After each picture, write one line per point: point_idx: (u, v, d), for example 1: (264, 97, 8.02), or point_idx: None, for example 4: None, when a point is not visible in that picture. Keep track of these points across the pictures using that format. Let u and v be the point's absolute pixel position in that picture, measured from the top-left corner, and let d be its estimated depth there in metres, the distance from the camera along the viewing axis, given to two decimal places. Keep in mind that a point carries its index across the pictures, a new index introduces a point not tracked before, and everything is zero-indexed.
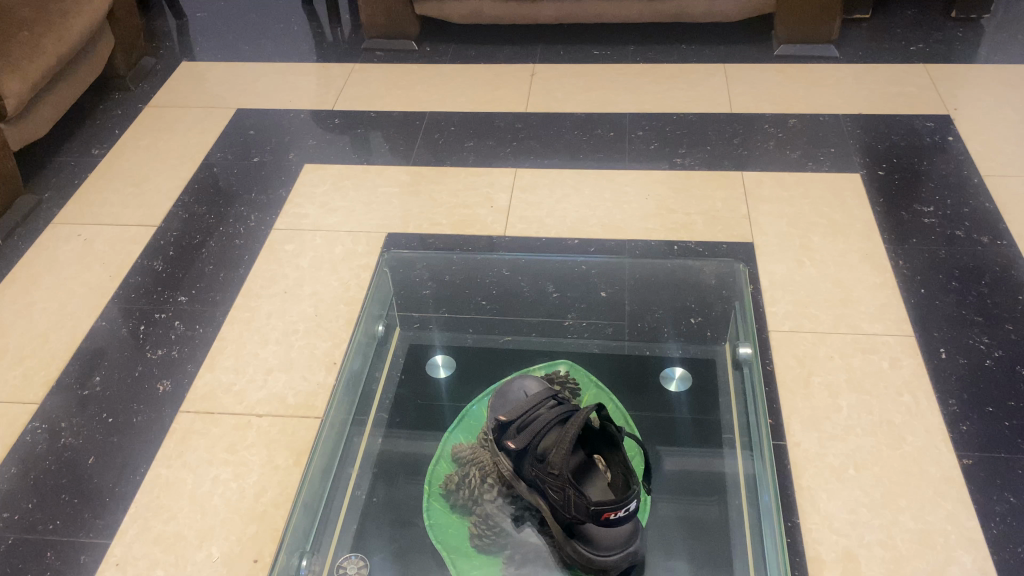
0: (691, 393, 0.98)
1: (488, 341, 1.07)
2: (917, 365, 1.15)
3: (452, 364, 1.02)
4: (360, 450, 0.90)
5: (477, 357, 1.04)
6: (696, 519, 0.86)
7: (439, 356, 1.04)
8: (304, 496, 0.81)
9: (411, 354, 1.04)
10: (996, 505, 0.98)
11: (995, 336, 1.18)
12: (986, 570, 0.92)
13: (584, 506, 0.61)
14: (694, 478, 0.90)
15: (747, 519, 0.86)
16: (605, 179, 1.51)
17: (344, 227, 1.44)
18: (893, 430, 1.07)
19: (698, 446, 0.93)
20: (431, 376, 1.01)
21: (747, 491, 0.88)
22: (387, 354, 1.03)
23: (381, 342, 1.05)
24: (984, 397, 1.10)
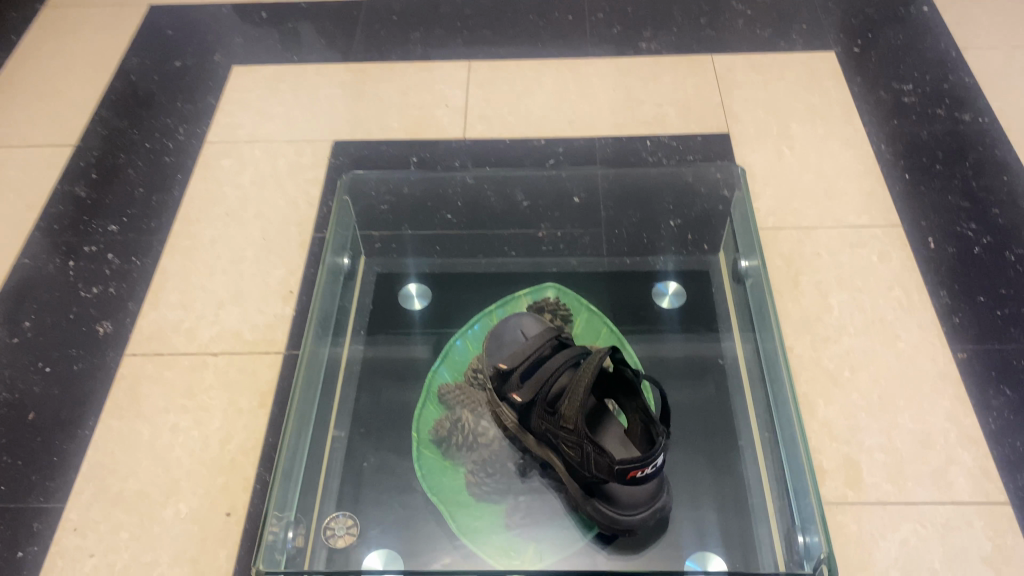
0: (682, 310, 0.98)
1: (460, 268, 1.04)
2: (906, 258, 1.10)
3: (427, 294, 1.02)
4: (339, 393, 0.87)
5: (450, 285, 1.03)
6: (699, 399, 0.89)
7: (412, 285, 1.02)
8: (288, 439, 0.75)
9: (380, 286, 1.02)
10: (993, 400, 0.96)
11: (982, 220, 1.14)
12: (987, 468, 0.91)
13: (607, 465, 0.54)
14: (690, 362, 0.92)
15: (756, 438, 0.84)
16: (567, 69, 1.39)
17: (286, 137, 1.31)
18: (885, 328, 1.03)
19: (692, 335, 0.95)
20: (405, 309, 1.00)
21: (745, 370, 0.90)
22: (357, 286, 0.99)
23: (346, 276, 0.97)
24: (975, 287, 1.07)
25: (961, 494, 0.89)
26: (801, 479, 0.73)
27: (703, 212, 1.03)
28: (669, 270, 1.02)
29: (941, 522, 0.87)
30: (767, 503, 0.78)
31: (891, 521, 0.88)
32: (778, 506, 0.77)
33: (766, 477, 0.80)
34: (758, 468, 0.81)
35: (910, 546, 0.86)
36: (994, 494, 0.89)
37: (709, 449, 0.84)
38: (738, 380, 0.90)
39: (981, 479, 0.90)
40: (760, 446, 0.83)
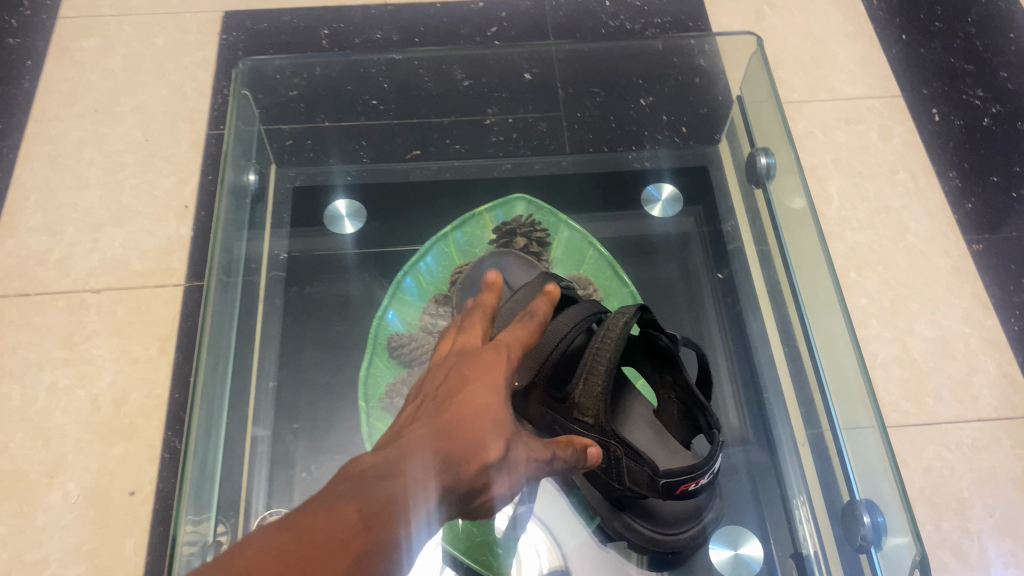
0: (676, 221, 0.84)
1: (394, 174, 0.86)
2: (909, 134, 0.96)
3: (363, 214, 0.83)
4: (253, 384, 0.72)
5: (384, 190, 0.85)
6: (699, 283, 0.80)
7: (342, 202, 0.84)
8: (201, 436, 0.59)
9: (298, 200, 0.84)
10: (1014, 297, 0.85)
11: (989, 86, 1.00)
12: (1014, 377, 0.80)
13: (654, 482, 0.49)
14: (685, 241, 0.83)
15: (781, 368, 0.73)
16: None
17: (163, 9, 1.06)
18: (892, 218, 0.90)
19: (687, 209, 0.84)
20: (331, 231, 0.83)
21: (750, 249, 0.80)
22: (267, 205, 0.81)
23: (254, 197, 0.77)
24: (987, 165, 0.94)
25: (988, 410, 0.78)
26: (847, 390, 0.63)
27: (676, 88, 0.86)
28: (662, 168, 0.86)
29: (967, 444, 0.76)
30: (806, 448, 0.68)
31: (913, 446, 0.76)
32: (815, 452, 0.67)
33: (796, 414, 0.70)
34: (787, 405, 0.71)
35: (936, 474, 0.75)
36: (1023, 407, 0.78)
37: (735, 394, 0.74)
38: (743, 258, 0.80)
39: (1008, 390, 0.79)
40: (789, 378, 0.72)
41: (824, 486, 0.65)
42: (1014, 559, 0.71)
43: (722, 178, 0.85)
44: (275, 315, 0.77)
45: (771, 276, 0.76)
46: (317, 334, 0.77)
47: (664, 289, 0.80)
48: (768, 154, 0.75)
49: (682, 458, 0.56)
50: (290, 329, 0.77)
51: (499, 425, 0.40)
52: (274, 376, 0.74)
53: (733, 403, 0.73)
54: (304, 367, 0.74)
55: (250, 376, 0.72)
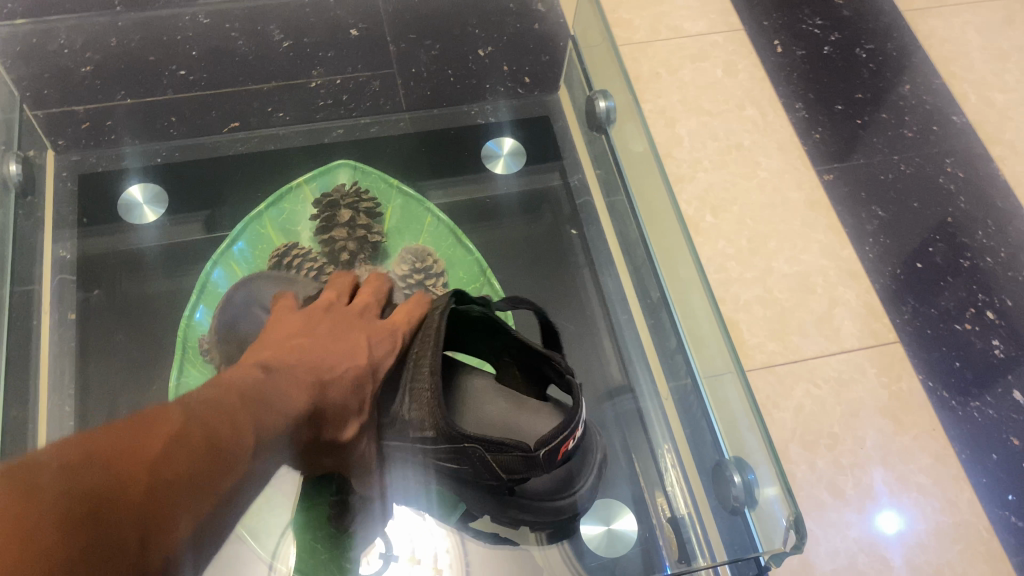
0: (522, 178, 0.79)
1: (206, 150, 0.77)
2: (754, 68, 0.94)
3: (165, 201, 0.74)
4: (40, 406, 0.63)
5: (188, 172, 0.76)
6: (552, 245, 0.76)
7: (135, 188, 0.75)
8: None
9: (88, 196, 0.74)
10: (866, 225, 0.84)
11: (826, 15, 1.00)
12: (872, 305, 0.80)
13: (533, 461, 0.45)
14: (532, 202, 0.78)
15: (641, 324, 0.70)
16: None
17: None
18: (744, 155, 0.88)
19: (534, 164, 0.80)
20: (129, 221, 0.73)
21: (601, 203, 0.76)
22: (44, 200, 0.71)
23: (20, 191, 0.68)
24: (832, 94, 0.93)
25: (851, 341, 0.77)
26: (701, 338, 0.59)
27: (518, 35, 0.81)
28: (503, 122, 0.81)
29: (834, 378, 0.75)
30: (670, 402, 0.65)
31: (782, 386, 0.74)
32: (679, 403, 0.63)
33: (659, 369, 0.67)
34: (650, 360, 0.68)
35: (807, 412, 0.73)
36: (883, 334, 0.78)
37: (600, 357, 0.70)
38: (595, 214, 0.77)
39: (868, 319, 0.79)
40: (648, 332, 0.69)
41: (692, 439, 0.62)
42: (887, 488, 0.70)
43: (567, 128, 0.80)
44: (70, 328, 0.68)
45: (622, 226, 0.72)
46: (127, 341, 0.68)
47: (516, 253, 0.75)
48: (606, 98, 0.71)
49: (546, 410, 0.53)
50: (89, 342, 0.68)
51: (354, 411, 0.44)
52: (73, 396, 0.65)
53: (597, 364, 0.69)
54: (113, 382, 0.66)
55: (37, 398, 0.63)
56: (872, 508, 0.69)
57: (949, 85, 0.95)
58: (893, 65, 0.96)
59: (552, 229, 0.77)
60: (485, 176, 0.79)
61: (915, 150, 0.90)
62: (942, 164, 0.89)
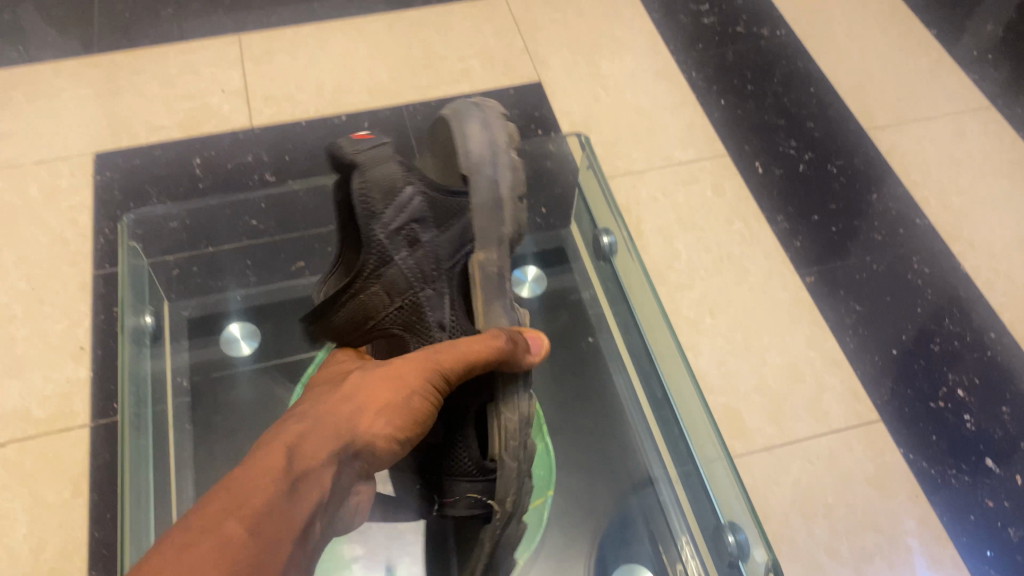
0: (545, 296, 0.92)
1: (282, 293, 0.92)
2: (739, 187, 1.09)
3: (258, 336, 0.91)
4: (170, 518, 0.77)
5: (275, 313, 0.92)
6: (573, 360, 0.89)
7: (235, 326, 0.91)
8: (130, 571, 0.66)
9: (195, 329, 0.90)
10: (846, 318, 0.97)
11: (800, 136, 1.15)
12: (855, 389, 0.91)
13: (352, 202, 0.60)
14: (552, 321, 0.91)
15: (650, 420, 0.83)
16: (354, 30, 1.25)
17: (31, 158, 1.09)
18: (734, 264, 1.01)
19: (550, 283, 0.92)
20: (231, 356, 0.90)
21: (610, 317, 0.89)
22: (165, 340, 0.86)
23: (152, 336, 0.82)
24: (809, 206, 1.08)
25: (839, 421, 0.89)
26: (700, 431, 0.70)
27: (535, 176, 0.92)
28: (527, 252, 0.91)
29: (826, 454, 0.87)
30: (679, 483, 0.77)
31: (780, 464, 0.86)
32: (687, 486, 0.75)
33: (669, 455, 0.79)
34: (660, 450, 0.81)
35: (803, 485, 0.85)
36: (867, 413, 0.89)
37: (622, 452, 0.83)
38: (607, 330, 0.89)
39: (852, 401, 0.90)
40: (658, 426, 0.81)
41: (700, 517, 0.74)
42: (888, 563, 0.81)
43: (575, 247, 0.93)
44: (185, 441, 0.83)
45: (631, 335, 0.84)
46: (227, 458, 0.83)
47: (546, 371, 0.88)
48: (608, 234, 0.86)
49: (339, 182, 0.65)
50: (200, 456, 0.83)
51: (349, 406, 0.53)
52: (194, 500, 0.78)
53: (621, 454, 0.83)
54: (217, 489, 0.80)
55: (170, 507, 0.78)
56: None
57: (911, 191, 1.09)
58: (861, 176, 1.11)
59: (572, 346, 0.90)
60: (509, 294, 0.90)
61: (885, 250, 1.03)
62: (910, 262, 1.02)
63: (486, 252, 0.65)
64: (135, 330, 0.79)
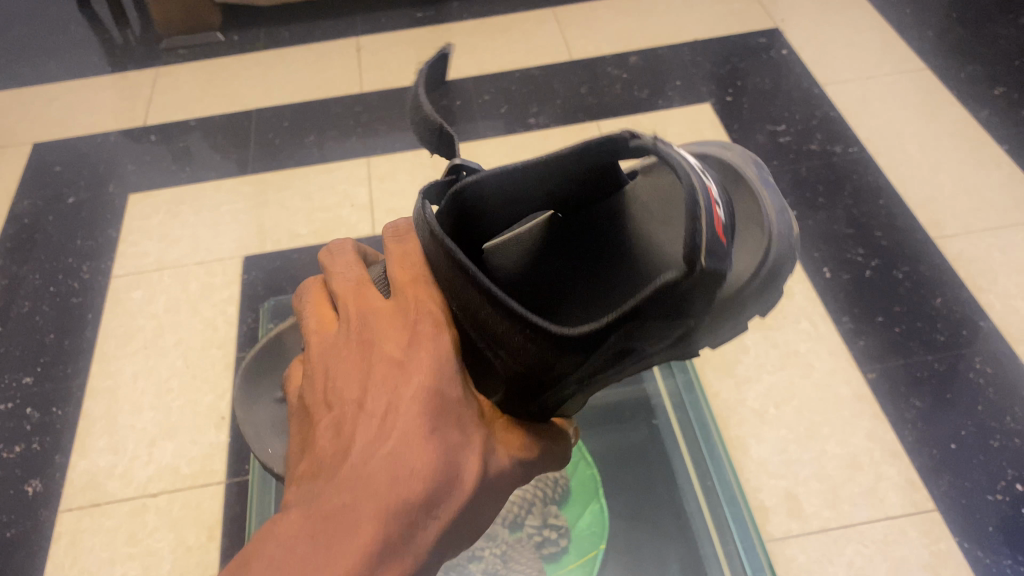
0: (609, 391, 0.97)
1: None
2: (809, 289, 1.18)
3: None
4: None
5: None
6: (629, 441, 0.94)
7: None
8: None
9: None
10: (907, 412, 1.03)
11: (868, 245, 1.23)
12: (912, 478, 0.96)
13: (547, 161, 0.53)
14: (616, 408, 0.96)
15: (698, 493, 0.89)
16: (464, 152, 1.43)
17: (193, 258, 1.31)
18: (799, 360, 1.09)
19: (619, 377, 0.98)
20: None
21: (670, 405, 0.95)
22: None
23: None
24: (874, 308, 1.15)
25: (895, 509, 0.94)
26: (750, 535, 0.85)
27: None
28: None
29: (880, 539, 0.92)
30: (725, 555, 0.84)
31: (834, 544, 0.92)
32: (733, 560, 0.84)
33: (716, 530, 0.86)
34: (707, 523, 0.87)
35: (857, 567, 0.90)
36: (923, 502, 0.94)
37: (666, 518, 0.88)
38: (664, 416, 0.95)
39: (909, 490, 0.95)
40: (707, 502, 0.88)
41: None
42: None
43: None
44: None
45: (699, 428, 0.93)
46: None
47: (607, 450, 0.93)
48: None
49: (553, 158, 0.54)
50: None
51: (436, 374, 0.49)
52: None
53: (664, 516, 0.88)
54: None
55: None
56: None
57: (977, 296, 1.15)
58: (927, 282, 1.17)
59: (630, 429, 0.95)
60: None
61: (947, 350, 1.09)
62: (973, 361, 1.07)
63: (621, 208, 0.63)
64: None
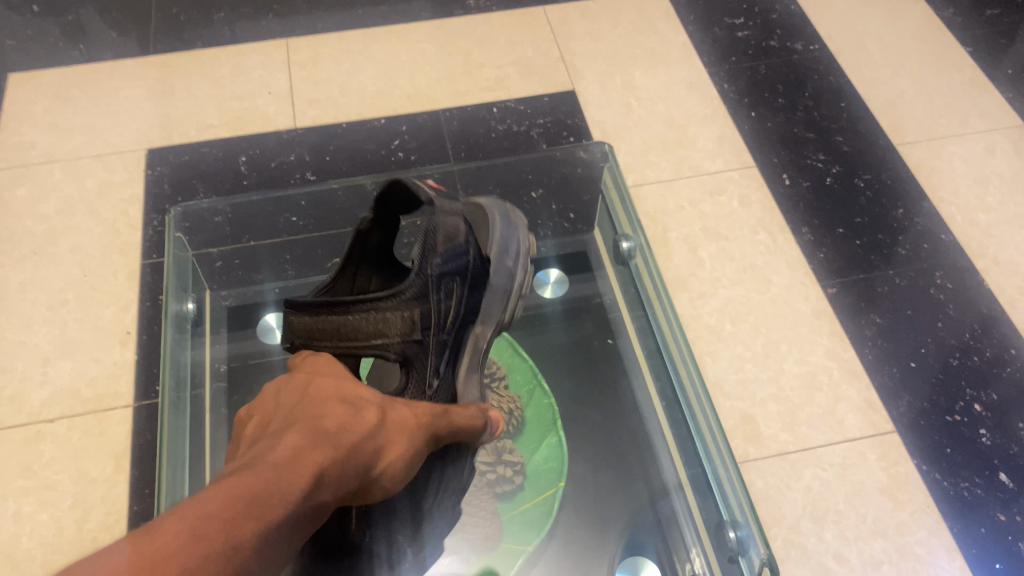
0: (565, 299, 0.94)
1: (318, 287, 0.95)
2: (766, 198, 1.11)
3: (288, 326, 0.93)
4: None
5: None
6: (581, 343, 0.92)
7: (269, 316, 0.93)
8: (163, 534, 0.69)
9: (233, 320, 0.92)
10: (866, 330, 0.99)
11: (828, 150, 1.17)
12: (871, 400, 0.93)
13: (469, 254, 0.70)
14: (568, 312, 0.93)
15: (654, 407, 0.85)
16: (395, 37, 1.29)
17: (88, 151, 1.15)
18: (757, 274, 1.03)
19: (570, 277, 0.94)
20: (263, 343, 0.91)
21: (624, 307, 0.91)
22: (206, 326, 0.90)
23: (193, 322, 0.87)
24: (835, 218, 1.09)
25: (853, 431, 0.91)
26: (709, 444, 0.73)
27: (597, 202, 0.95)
28: (550, 255, 0.94)
29: (838, 463, 0.88)
30: (689, 492, 0.78)
31: (793, 470, 0.88)
32: (696, 489, 0.77)
33: (677, 457, 0.81)
34: (668, 448, 0.82)
35: (815, 492, 0.86)
36: (881, 424, 0.91)
37: (625, 431, 0.85)
38: (618, 318, 0.92)
39: (868, 412, 0.92)
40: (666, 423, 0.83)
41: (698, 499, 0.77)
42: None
43: (600, 251, 0.94)
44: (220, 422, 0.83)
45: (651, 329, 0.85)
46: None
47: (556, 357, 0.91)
48: (628, 240, 0.88)
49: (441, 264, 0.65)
50: None
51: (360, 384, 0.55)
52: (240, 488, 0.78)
53: (622, 427, 0.86)
54: None
55: None
56: None
57: (938, 207, 1.10)
58: (887, 191, 1.12)
59: (580, 327, 0.93)
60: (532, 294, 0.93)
61: (908, 265, 1.04)
62: (933, 276, 1.03)
63: (484, 330, 0.73)
64: (176, 314, 0.84)
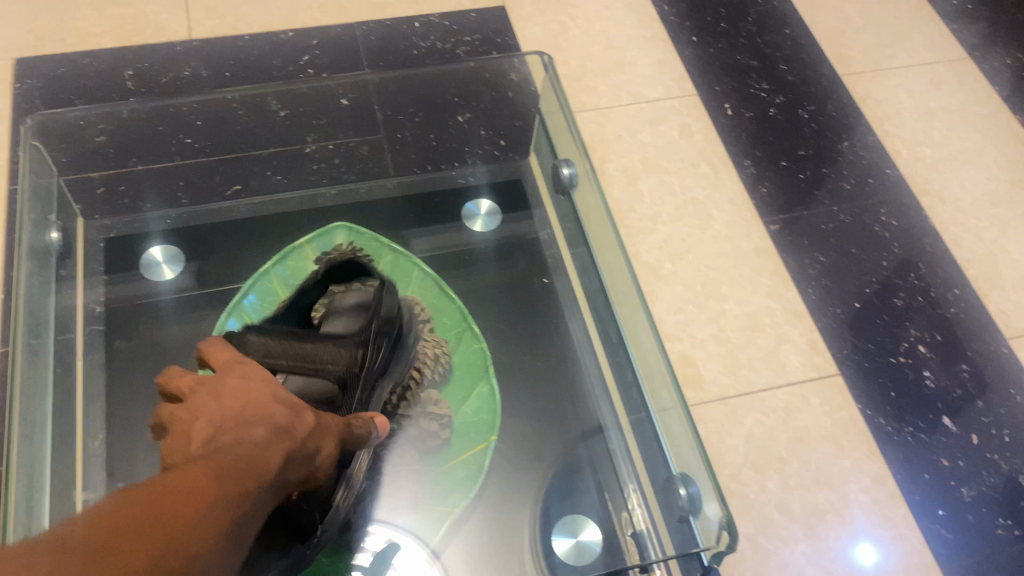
0: (498, 234, 0.86)
1: (214, 213, 0.85)
2: (707, 128, 1.04)
3: (180, 258, 0.82)
4: (77, 450, 0.69)
5: (211, 236, 0.83)
6: (513, 281, 0.84)
7: (155, 249, 0.82)
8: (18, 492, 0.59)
9: (111, 252, 0.80)
10: (810, 269, 0.94)
11: (772, 79, 1.10)
12: (815, 342, 0.88)
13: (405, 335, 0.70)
14: (500, 247, 0.85)
15: (595, 349, 0.79)
16: None
17: None
18: (698, 209, 0.97)
19: (502, 210, 0.86)
20: (148, 279, 0.80)
21: (561, 243, 0.85)
22: (76, 256, 0.78)
23: (59, 254, 0.74)
24: (779, 150, 1.03)
25: (796, 374, 0.86)
26: (660, 393, 0.67)
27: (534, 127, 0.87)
28: (480, 184, 0.88)
29: (781, 408, 0.84)
30: (631, 438, 0.73)
31: (734, 416, 0.83)
32: (638, 436, 0.71)
33: (617, 400, 0.75)
34: (608, 389, 0.76)
35: (757, 439, 0.82)
36: (824, 367, 0.87)
37: (562, 376, 0.79)
38: (554, 255, 0.85)
39: (811, 354, 0.88)
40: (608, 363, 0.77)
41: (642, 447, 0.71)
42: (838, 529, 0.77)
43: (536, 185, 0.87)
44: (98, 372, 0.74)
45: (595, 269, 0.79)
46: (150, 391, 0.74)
47: (485, 297, 0.83)
48: (569, 165, 0.80)
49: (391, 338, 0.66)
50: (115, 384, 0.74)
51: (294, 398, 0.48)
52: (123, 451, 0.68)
53: (559, 372, 0.79)
54: (135, 419, 0.72)
55: (77, 441, 0.69)
56: (852, 540, 0.77)
57: (883, 141, 1.05)
58: (831, 123, 1.07)
59: (511, 264, 0.85)
60: (459, 230, 0.86)
61: (853, 201, 0.99)
62: (877, 213, 0.99)
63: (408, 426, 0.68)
64: (39, 244, 0.71)
